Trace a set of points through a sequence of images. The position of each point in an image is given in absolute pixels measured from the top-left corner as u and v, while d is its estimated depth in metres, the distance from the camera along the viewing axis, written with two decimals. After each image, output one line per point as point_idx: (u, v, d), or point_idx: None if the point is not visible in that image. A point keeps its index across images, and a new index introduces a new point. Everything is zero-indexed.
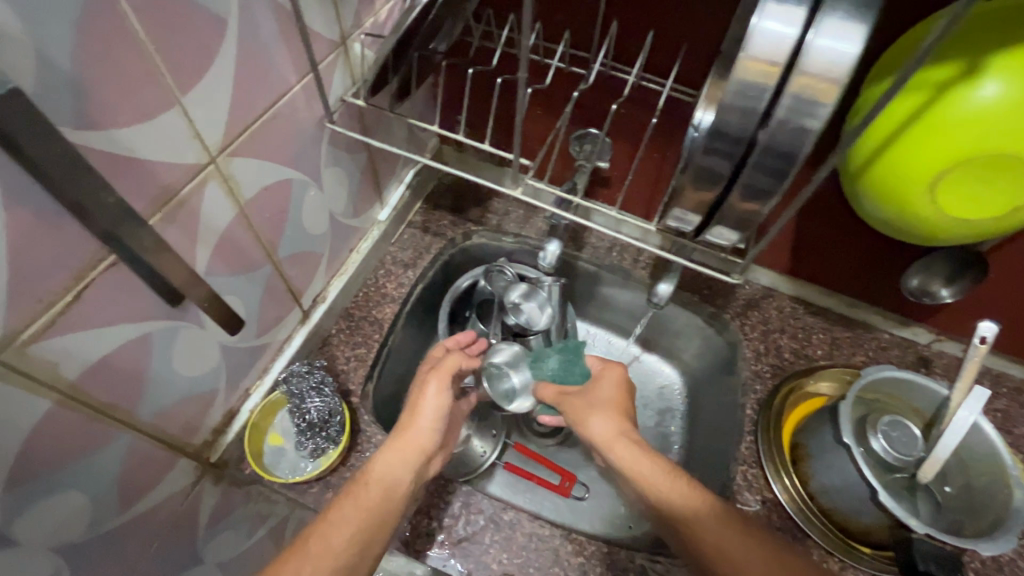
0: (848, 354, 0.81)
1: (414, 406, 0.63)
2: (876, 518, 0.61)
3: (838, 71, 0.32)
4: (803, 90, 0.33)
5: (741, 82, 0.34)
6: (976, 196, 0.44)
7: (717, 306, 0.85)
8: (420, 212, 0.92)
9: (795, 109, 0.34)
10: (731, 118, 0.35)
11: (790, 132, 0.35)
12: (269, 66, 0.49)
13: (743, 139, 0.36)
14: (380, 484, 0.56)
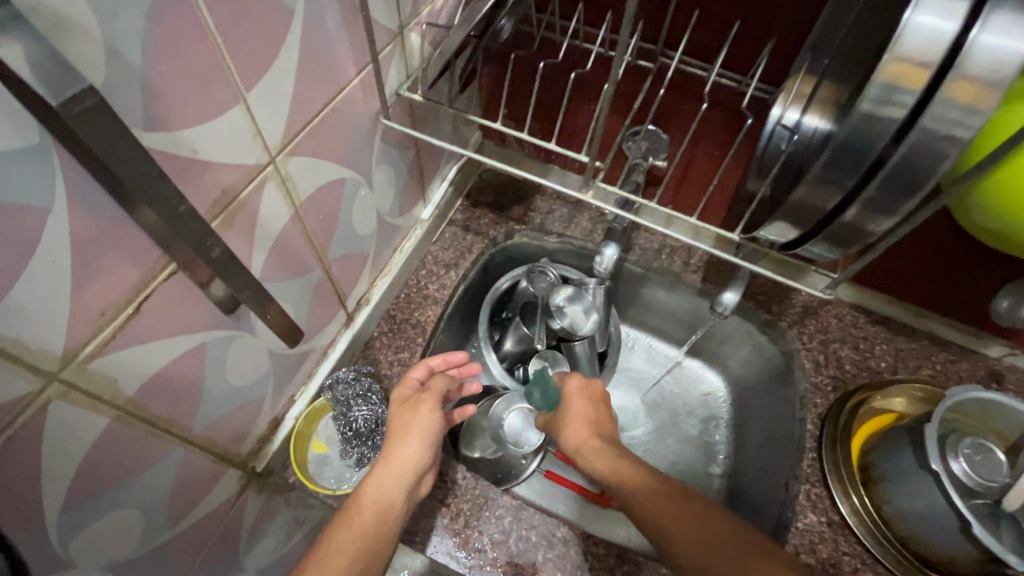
0: (914, 367, 0.76)
1: (399, 425, 0.61)
2: (963, 550, 0.57)
3: (1002, 76, 0.31)
4: (955, 98, 0.32)
5: (883, 85, 0.33)
6: None
7: (773, 313, 0.81)
8: (461, 210, 0.88)
9: (945, 117, 0.32)
10: (867, 128, 0.35)
11: (934, 141, 0.33)
12: (330, 59, 0.45)
13: (871, 153, 0.36)
14: (373, 507, 0.54)
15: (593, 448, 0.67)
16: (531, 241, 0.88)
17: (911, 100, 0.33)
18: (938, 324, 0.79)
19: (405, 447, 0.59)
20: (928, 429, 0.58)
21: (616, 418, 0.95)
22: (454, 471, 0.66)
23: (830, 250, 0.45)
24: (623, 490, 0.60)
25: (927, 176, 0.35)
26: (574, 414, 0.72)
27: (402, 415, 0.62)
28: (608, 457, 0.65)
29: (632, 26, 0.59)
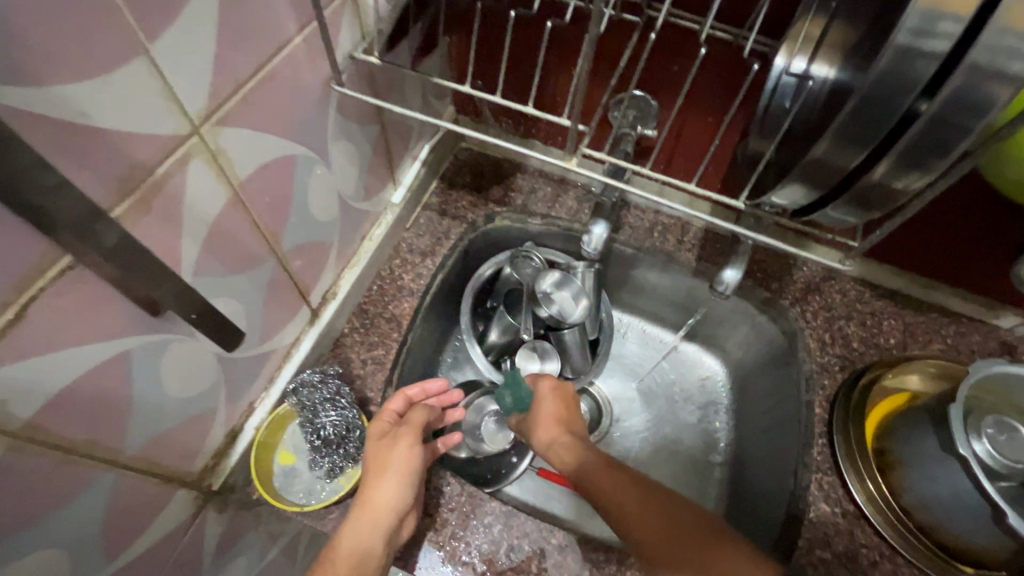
0: (922, 342, 0.72)
1: (377, 464, 0.56)
2: (992, 537, 0.53)
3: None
4: (1017, 25, 0.25)
5: (921, 15, 0.27)
6: None
7: (773, 292, 0.76)
8: (436, 192, 0.81)
9: (1000, 48, 0.26)
10: (903, 66, 0.29)
11: (984, 76, 0.27)
12: (262, 12, 0.38)
13: (905, 97, 0.30)
14: (348, 561, 0.50)
15: (565, 444, 0.64)
16: (513, 224, 0.81)
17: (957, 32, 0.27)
18: (946, 294, 0.75)
19: (382, 490, 0.53)
20: (952, 410, 0.53)
21: (610, 408, 0.90)
22: (438, 477, 0.61)
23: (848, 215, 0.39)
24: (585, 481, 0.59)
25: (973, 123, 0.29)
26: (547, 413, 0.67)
27: (377, 450, 0.57)
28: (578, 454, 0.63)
29: None
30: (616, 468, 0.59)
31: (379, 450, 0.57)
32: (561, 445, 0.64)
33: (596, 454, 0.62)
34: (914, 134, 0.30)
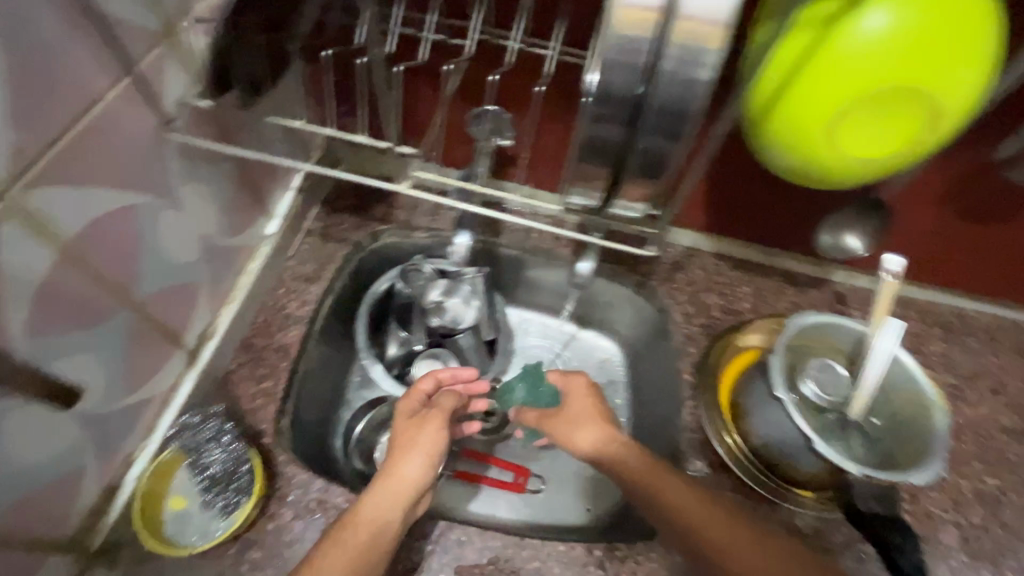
0: (772, 302, 0.82)
1: (405, 440, 0.59)
2: (817, 465, 0.62)
3: (720, 11, 0.28)
4: (687, 38, 0.29)
5: (617, 35, 0.30)
6: (873, 133, 0.42)
7: (643, 275, 0.84)
8: (318, 217, 0.83)
9: (681, 63, 0.30)
10: (616, 77, 0.32)
11: (679, 83, 0.31)
12: (60, 76, 0.39)
13: (630, 103, 0.33)
14: (368, 527, 0.52)
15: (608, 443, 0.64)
16: (399, 239, 0.83)
17: (645, 57, 0.30)
18: (787, 258, 0.84)
19: (407, 468, 0.56)
20: (774, 360, 0.62)
21: None
22: (335, 493, 0.62)
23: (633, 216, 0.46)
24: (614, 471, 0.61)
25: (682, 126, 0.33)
26: (581, 410, 0.67)
27: (404, 428, 0.60)
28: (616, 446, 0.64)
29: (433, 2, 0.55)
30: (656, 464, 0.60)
31: (408, 428, 0.60)
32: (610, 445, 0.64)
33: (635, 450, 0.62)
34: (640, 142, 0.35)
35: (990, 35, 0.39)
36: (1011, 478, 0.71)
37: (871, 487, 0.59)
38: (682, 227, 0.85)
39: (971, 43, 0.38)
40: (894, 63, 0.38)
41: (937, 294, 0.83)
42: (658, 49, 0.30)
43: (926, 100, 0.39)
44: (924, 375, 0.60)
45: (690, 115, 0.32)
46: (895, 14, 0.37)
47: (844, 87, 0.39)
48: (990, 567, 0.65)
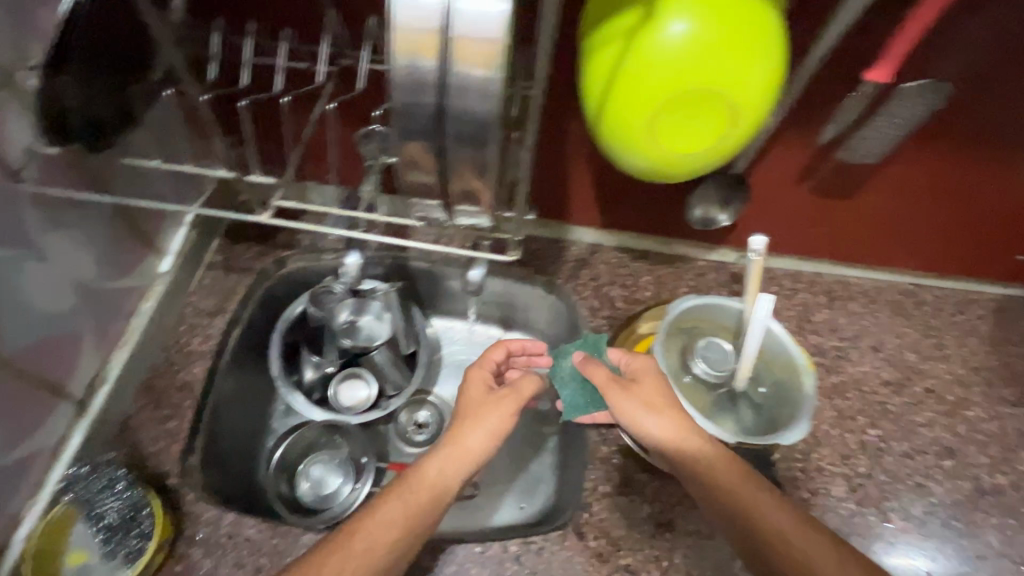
0: (672, 288, 0.87)
1: (471, 409, 0.62)
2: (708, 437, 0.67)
3: (493, 31, 0.30)
4: (466, 58, 0.31)
5: (400, 61, 0.31)
6: (691, 130, 0.45)
7: (550, 274, 0.87)
8: (219, 249, 0.82)
9: (468, 83, 0.32)
10: (411, 97, 0.33)
11: (472, 98, 0.32)
12: None
13: (434, 120, 0.34)
14: (429, 487, 0.56)
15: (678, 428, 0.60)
16: (307, 263, 0.83)
17: (433, 74, 0.32)
18: (682, 245, 0.89)
19: (472, 440, 0.59)
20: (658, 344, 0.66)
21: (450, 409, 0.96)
22: (245, 524, 0.62)
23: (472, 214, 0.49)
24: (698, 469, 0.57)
25: (486, 141, 0.34)
26: (652, 393, 0.61)
27: (470, 400, 0.62)
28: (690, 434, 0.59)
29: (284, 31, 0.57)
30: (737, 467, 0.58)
31: (479, 400, 0.62)
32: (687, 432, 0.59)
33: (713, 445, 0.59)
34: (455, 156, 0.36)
35: (776, 46, 0.43)
36: (892, 427, 0.77)
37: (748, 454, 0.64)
38: (582, 226, 0.87)
39: (756, 52, 0.42)
40: (689, 65, 0.41)
41: (822, 265, 0.90)
42: (445, 68, 0.31)
43: (724, 102, 0.43)
44: (793, 341, 0.65)
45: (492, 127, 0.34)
46: (682, 22, 0.41)
47: (652, 87, 0.42)
48: (876, 512, 0.70)
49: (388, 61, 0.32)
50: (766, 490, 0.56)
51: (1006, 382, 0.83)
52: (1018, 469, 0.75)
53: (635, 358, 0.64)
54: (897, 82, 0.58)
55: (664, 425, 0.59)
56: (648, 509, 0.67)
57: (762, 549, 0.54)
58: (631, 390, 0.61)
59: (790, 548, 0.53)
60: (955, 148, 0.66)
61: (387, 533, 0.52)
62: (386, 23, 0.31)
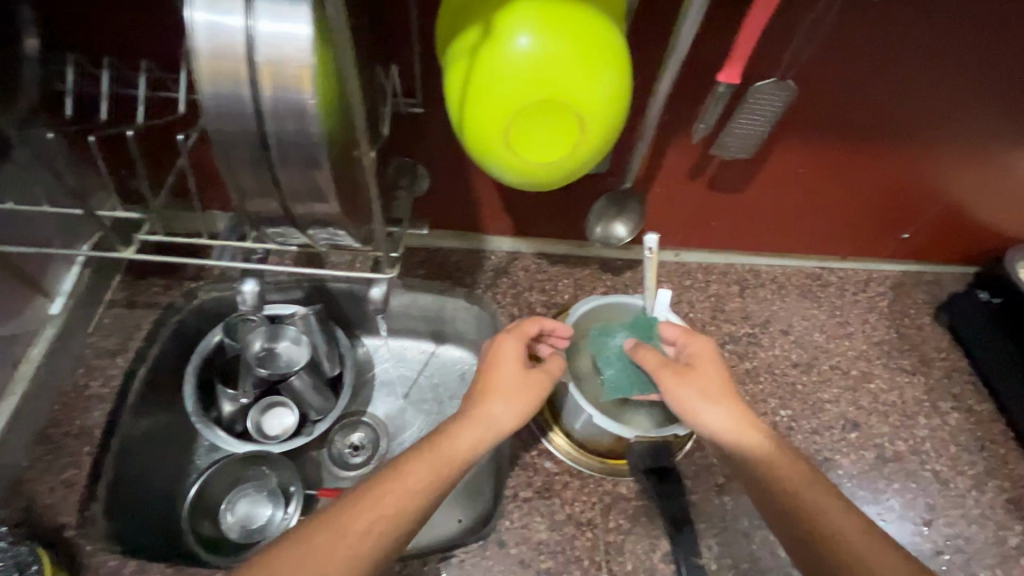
0: (590, 289, 0.89)
1: (501, 380, 0.60)
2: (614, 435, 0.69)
3: (301, 54, 0.31)
4: (278, 82, 0.31)
5: (209, 89, 0.31)
6: (547, 141, 0.46)
7: (469, 285, 0.87)
8: (122, 286, 0.79)
9: (281, 104, 0.32)
10: (227, 124, 0.32)
11: (292, 119, 0.32)
12: None
13: (257, 145, 0.33)
14: (457, 456, 0.54)
15: (739, 417, 0.60)
16: (217, 292, 0.81)
17: (245, 97, 0.32)
18: (598, 246, 0.91)
19: (501, 415, 0.58)
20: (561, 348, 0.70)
21: (384, 428, 0.94)
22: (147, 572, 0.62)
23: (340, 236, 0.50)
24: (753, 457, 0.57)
25: (316, 161, 0.34)
26: (709, 383, 0.62)
27: (501, 371, 0.61)
28: (754, 428, 0.59)
29: (143, 63, 0.59)
30: (805, 467, 0.57)
31: (512, 374, 0.60)
32: (748, 425, 0.59)
33: (778, 442, 0.58)
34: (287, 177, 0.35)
35: (620, 55, 0.45)
36: (800, 406, 0.81)
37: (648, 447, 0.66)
38: (497, 235, 0.89)
39: (594, 60, 0.44)
40: (530, 80, 0.43)
41: (732, 256, 0.93)
42: (256, 90, 0.32)
43: (570, 111, 0.45)
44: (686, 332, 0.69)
45: (315, 150, 0.34)
46: (525, 35, 0.42)
47: (500, 102, 0.44)
48: None
49: (195, 86, 0.31)
50: (826, 489, 0.55)
51: (904, 353, 0.88)
52: (915, 434, 0.80)
53: (694, 342, 0.65)
54: (750, 81, 0.61)
55: (722, 416, 0.60)
56: (567, 511, 0.68)
57: (820, 549, 0.52)
58: (686, 377, 0.62)
59: (852, 552, 0.51)
60: (830, 132, 0.70)
61: (411, 495, 0.51)
62: (189, 50, 0.31)
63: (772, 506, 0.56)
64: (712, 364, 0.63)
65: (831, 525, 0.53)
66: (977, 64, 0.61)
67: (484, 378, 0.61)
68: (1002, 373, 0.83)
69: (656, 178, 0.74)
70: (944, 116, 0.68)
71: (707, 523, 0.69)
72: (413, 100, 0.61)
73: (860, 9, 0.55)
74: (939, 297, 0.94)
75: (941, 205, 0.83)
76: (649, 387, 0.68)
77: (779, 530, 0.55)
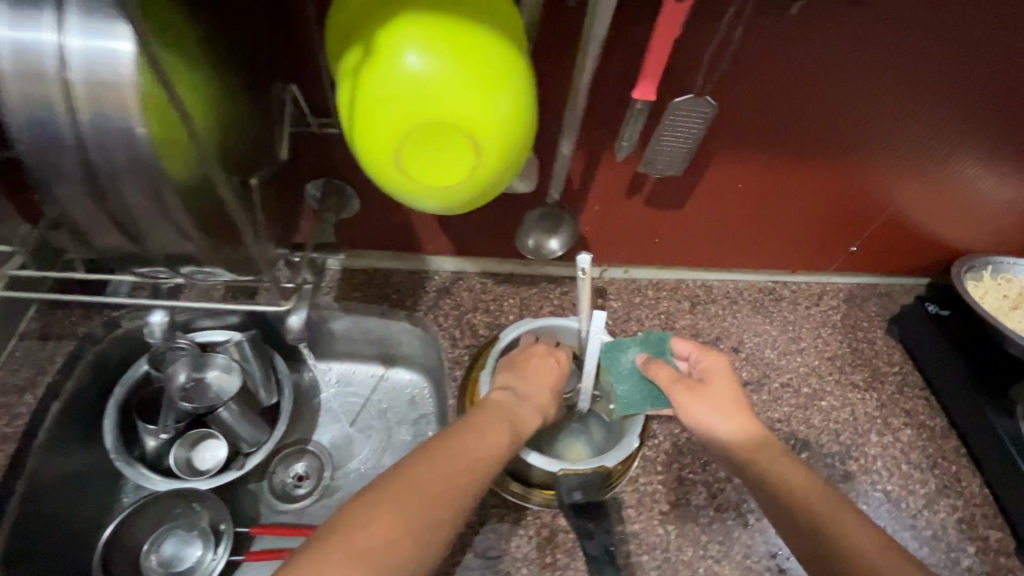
0: (536, 309, 0.86)
1: (546, 370, 0.68)
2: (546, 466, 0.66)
3: (118, 76, 0.32)
4: (96, 102, 0.32)
5: (21, 109, 0.32)
6: (442, 163, 0.44)
7: (409, 307, 0.84)
8: (37, 316, 0.76)
9: (103, 124, 0.32)
10: (44, 142, 0.33)
11: (115, 138, 0.33)
12: None
13: (80, 164, 0.34)
14: (520, 424, 0.61)
15: (748, 429, 0.60)
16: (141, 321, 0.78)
17: (60, 114, 0.32)
18: (545, 264, 0.88)
19: (545, 394, 0.66)
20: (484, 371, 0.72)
21: (328, 458, 0.89)
22: None
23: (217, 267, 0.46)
24: (761, 468, 0.56)
25: (149, 180, 0.35)
26: (721, 396, 0.62)
27: (547, 364, 0.68)
28: (765, 440, 0.59)
29: None
30: (819, 480, 0.55)
31: (545, 361, 0.69)
32: (758, 438, 0.59)
33: (789, 455, 0.57)
34: (126, 193, 0.35)
35: (515, 73, 0.43)
36: None
37: (577, 477, 0.61)
38: (439, 255, 0.86)
39: (486, 81, 0.41)
40: (414, 100, 0.40)
41: (683, 271, 0.91)
42: (70, 107, 0.32)
43: (461, 134, 0.42)
44: (613, 354, 0.70)
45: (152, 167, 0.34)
46: (405, 53, 0.40)
47: (385, 124, 0.41)
48: (734, 516, 0.69)
49: (7, 106, 0.32)
50: (840, 502, 0.53)
51: (855, 368, 0.86)
52: (867, 453, 0.78)
53: (707, 358, 0.66)
54: (670, 97, 0.60)
55: (732, 428, 0.60)
56: (502, 546, 0.65)
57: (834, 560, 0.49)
58: (696, 391, 0.62)
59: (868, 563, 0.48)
60: (767, 143, 0.68)
61: (500, 454, 0.56)
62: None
63: (783, 517, 0.53)
64: (724, 376, 0.63)
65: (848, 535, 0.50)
66: (904, 68, 0.61)
67: (523, 364, 0.68)
68: (951, 387, 0.82)
69: (593, 195, 0.73)
70: (879, 127, 0.67)
71: (648, 554, 0.66)
72: (330, 119, 0.56)
73: (780, 17, 0.54)
74: (891, 309, 0.93)
75: (888, 217, 0.82)
76: (662, 404, 0.66)
77: (793, 540, 0.52)
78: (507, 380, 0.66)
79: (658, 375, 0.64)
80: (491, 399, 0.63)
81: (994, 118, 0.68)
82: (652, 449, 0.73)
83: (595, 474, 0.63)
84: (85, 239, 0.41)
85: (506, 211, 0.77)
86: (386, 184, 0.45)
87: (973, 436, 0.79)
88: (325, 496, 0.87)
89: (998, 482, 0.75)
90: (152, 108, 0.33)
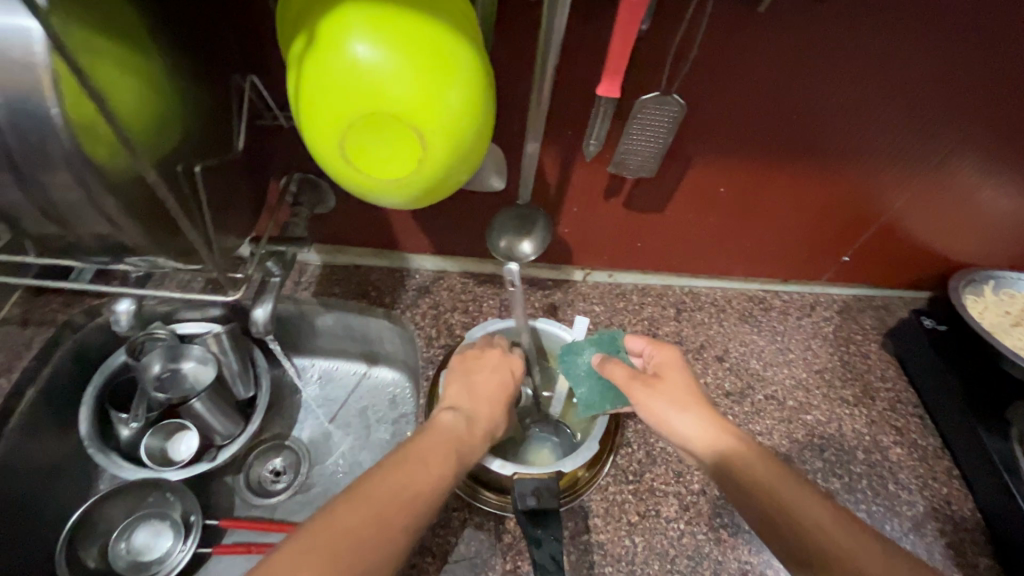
0: (516, 310, 0.85)
1: (493, 387, 0.65)
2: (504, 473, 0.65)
3: (32, 61, 0.32)
4: (14, 87, 0.33)
5: None
6: (388, 155, 0.43)
7: (387, 304, 0.84)
8: (20, 303, 0.77)
9: (23, 110, 0.33)
10: None
11: (35, 122, 0.34)
12: None
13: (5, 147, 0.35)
14: (457, 448, 0.56)
15: (710, 421, 0.56)
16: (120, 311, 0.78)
17: None
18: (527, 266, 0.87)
19: (490, 415, 0.63)
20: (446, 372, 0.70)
21: (307, 454, 0.88)
22: None
23: (164, 254, 0.46)
24: (731, 462, 0.53)
25: (73, 164, 0.36)
26: (678, 390, 0.58)
27: (496, 377, 0.66)
28: (727, 434, 0.55)
29: None
30: (790, 472, 0.52)
31: (489, 378, 0.66)
32: (721, 431, 0.55)
33: (755, 447, 0.54)
34: (49, 175, 0.36)
35: (465, 64, 0.42)
36: None
37: (531, 483, 0.59)
38: (420, 253, 0.85)
39: (435, 73, 0.40)
40: (357, 88, 0.40)
41: (669, 277, 0.89)
42: None
43: (405, 125, 0.41)
44: (570, 345, 0.70)
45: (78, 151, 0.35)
46: (351, 40, 0.39)
47: (330, 112, 0.41)
48: (705, 529, 0.67)
49: None
50: (809, 487, 0.51)
51: (845, 383, 0.83)
52: (852, 471, 0.75)
53: (660, 352, 0.63)
54: (639, 94, 0.59)
55: (693, 427, 0.56)
56: (462, 550, 0.64)
57: (806, 553, 0.47)
58: (654, 385, 0.59)
59: (846, 554, 0.46)
60: (748, 144, 0.66)
61: (444, 483, 0.53)
62: None
63: (749, 508, 0.51)
64: (676, 371, 0.60)
65: (806, 517, 0.49)
66: (886, 71, 0.58)
67: (468, 385, 0.65)
68: (945, 405, 0.78)
69: (568, 196, 0.73)
70: (865, 129, 0.65)
71: (613, 566, 0.64)
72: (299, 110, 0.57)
73: (751, 15, 0.52)
74: (887, 322, 0.90)
75: (879, 225, 0.79)
76: (620, 401, 0.66)
77: (760, 531, 0.50)
78: (457, 401, 0.63)
79: (613, 372, 0.61)
80: (438, 421, 0.59)
81: (989, 125, 0.65)
82: (624, 457, 0.71)
83: (551, 480, 0.60)
84: (27, 223, 0.41)
85: (483, 210, 0.77)
86: (335, 174, 0.45)
87: (966, 457, 0.75)
88: (300, 491, 0.85)
89: (991, 506, 0.72)
90: (74, 100, 0.34)
